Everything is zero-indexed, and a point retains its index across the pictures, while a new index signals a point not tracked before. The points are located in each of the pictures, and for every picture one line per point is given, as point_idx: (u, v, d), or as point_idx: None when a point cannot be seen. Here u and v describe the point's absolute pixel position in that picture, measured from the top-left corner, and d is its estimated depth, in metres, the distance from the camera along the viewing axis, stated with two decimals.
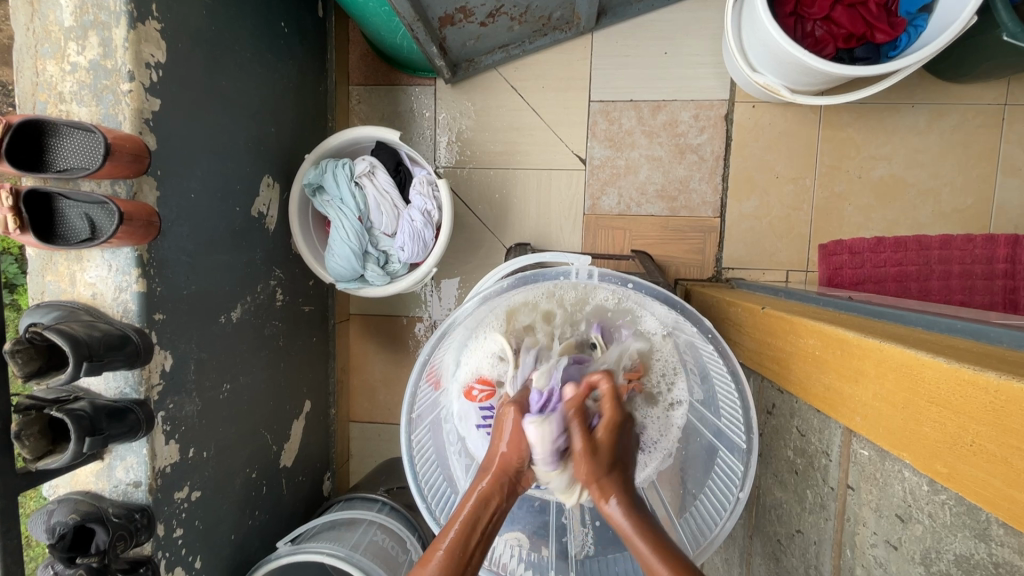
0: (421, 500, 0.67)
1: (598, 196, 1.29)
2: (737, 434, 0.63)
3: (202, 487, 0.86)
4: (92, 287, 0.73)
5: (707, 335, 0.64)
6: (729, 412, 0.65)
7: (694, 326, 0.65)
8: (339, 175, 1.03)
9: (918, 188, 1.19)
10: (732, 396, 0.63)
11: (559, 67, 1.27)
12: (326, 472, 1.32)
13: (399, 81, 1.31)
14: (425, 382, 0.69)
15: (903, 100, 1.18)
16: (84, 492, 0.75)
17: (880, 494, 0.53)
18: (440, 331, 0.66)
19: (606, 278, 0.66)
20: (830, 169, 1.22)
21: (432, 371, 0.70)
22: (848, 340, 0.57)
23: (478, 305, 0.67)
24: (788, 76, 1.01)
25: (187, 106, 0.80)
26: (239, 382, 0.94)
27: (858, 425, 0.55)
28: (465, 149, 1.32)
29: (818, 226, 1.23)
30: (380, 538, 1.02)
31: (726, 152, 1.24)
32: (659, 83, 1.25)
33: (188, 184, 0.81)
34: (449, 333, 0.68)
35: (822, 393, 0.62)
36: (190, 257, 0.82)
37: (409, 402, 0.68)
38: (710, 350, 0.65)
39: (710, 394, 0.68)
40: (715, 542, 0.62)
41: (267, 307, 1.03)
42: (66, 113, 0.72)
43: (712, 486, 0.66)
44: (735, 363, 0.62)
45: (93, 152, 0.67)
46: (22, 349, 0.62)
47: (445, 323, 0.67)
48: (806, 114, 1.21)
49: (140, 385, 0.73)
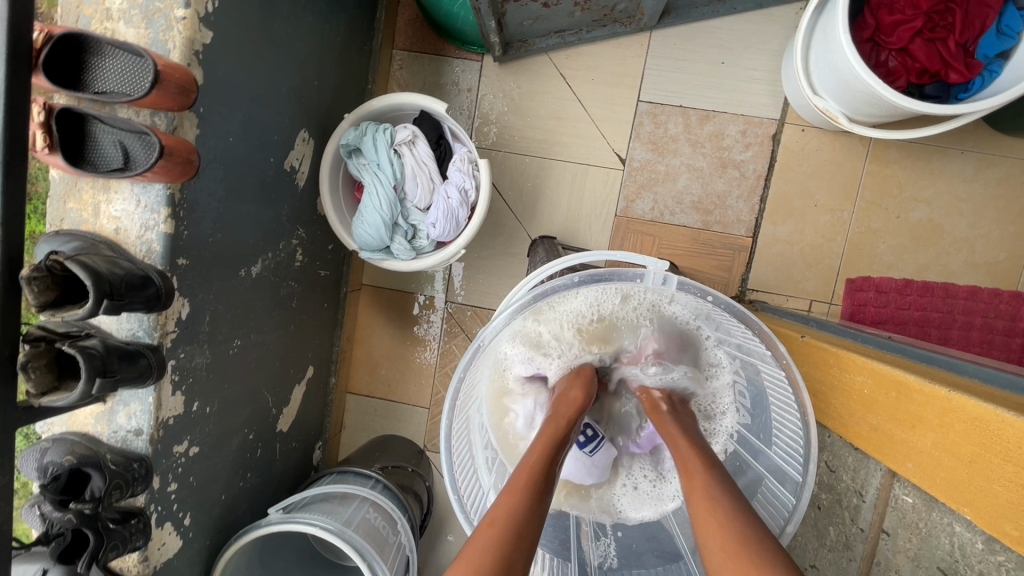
0: (452, 496, 0.64)
1: (632, 199, 1.26)
2: (794, 466, 0.61)
3: (201, 443, 0.82)
4: (116, 221, 0.69)
5: (780, 361, 0.60)
6: (785, 443, 0.63)
7: (767, 348, 0.61)
8: (379, 140, 0.99)
9: (954, 236, 1.18)
10: (795, 426, 0.61)
11: (612, 62, 1.23)
12: (318, 441, 1.29)
13: (446, 52, 1.27)
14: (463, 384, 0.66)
15: (953, 145, 1.17)
16: (80, 434, 0.71)
17: (921, 544, 0.52)
18: (482, 336, 0.63)
19: (684, 287, 0.62)
20: (870, 204, 1.20)
21: (470, 374, 0.66)
22: (907, 383, 0.55)
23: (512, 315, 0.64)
24: (851, 105, 0.98)
25: (238, 43, 0.76)
26: (249, 339, 0.91)
27: (908, 472, 0.53)
28: (504, 131, 1.28)
29: (848, 260, 1.22)
30: (371, 516, 0.99)
31: (768, 172, 1.22)
32: (711, 92, 1.22)
33: (227, 126, 0.77)
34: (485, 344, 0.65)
35: (867, 432, 0.60)
36: (219, 203, 0.78)
37: (448, 405, 0.64)
38: (778, 375, 0.62)
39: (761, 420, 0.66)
40: None
41: (285, 266, 0.99)
42: (111, 31, 0.66)
43: (752, 514, 0.65)
44: (805, 394, 0.59)
45: (138, 80, 0.62)
46: (39, 277, 0.58)
47: (478, 337, 0.64)
48: (855, 145, 1.19)
49: (154, 330, 0.70)
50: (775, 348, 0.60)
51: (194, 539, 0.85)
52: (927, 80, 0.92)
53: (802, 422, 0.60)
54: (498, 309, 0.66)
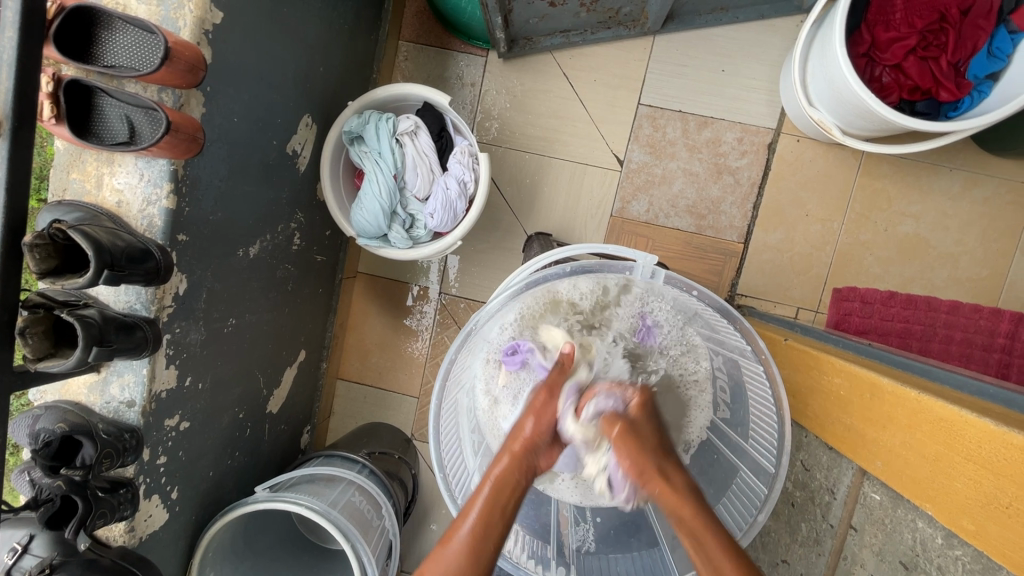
0: (440, 476, 0.67)
1: (628, 201, 1.28)
2: (767, 458, 0.63)
3: (192, 418, 0.83)
4: (118, 194, 0.70)
5: (759, 355, 0.63)
6: (759, 435, 0.66)
7: (747, 342, 0.64)
8: (382, 129, 1.00)
9: (939, 252, 1.21)
10: (770, 420, 0.64)
11: (615, 64, 1.25)
12: (307, 425, 1.30)
13: (452, 46, 1.28)
14: (455, 366, 0.69)
15: (943, 163, 1.20)
16: (73, 402, 0.72)
17: (886, 539, 0.54)
18: (476, 318, 0.66)
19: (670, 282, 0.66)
20: (859, 217, 1.23)
21: (462, 356, 0.69)
22: (880, 384, 0.57)
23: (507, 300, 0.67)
24: (844, 117, 1.01)
25: (246, 25, 0.77)
26: (244, 319, 0.92)
27: (877, 469, 0.55)
28: (505, 127, 1.29)
29: (836, 270, 1.25)
30: (356, 499, 1.01)
31: (762, 180, 1.24)
32: (710, 99, 1.24)
33: (233, 107, 0.78)
34: (477, 329, 0.68)
35: (841, 432, 0.62)
36: (221, 182, 0.79)
37: (440, 384, 0.67)
38: (757, 370, 0.65)
39: (738, 413, 0.69)
40: None
41: (283, 248, 1.00)
42: (123, 6, 0.67)
43: (726, 504, 0.67)
44: (781, 388, 0.62)
45: (149, 56, 0.64)
46: (41, 245, 0.59)
47: (473, 320, 0.67)
48: (848, 158, 1.22)
49: (151, 304, 0.71)
50: (754, 343, 0.63)
51: (180, 513, 0.86)
52: (919, 98, 0.95)
53: (777, 416, 0.63)
54: (494, 294, 0.70)
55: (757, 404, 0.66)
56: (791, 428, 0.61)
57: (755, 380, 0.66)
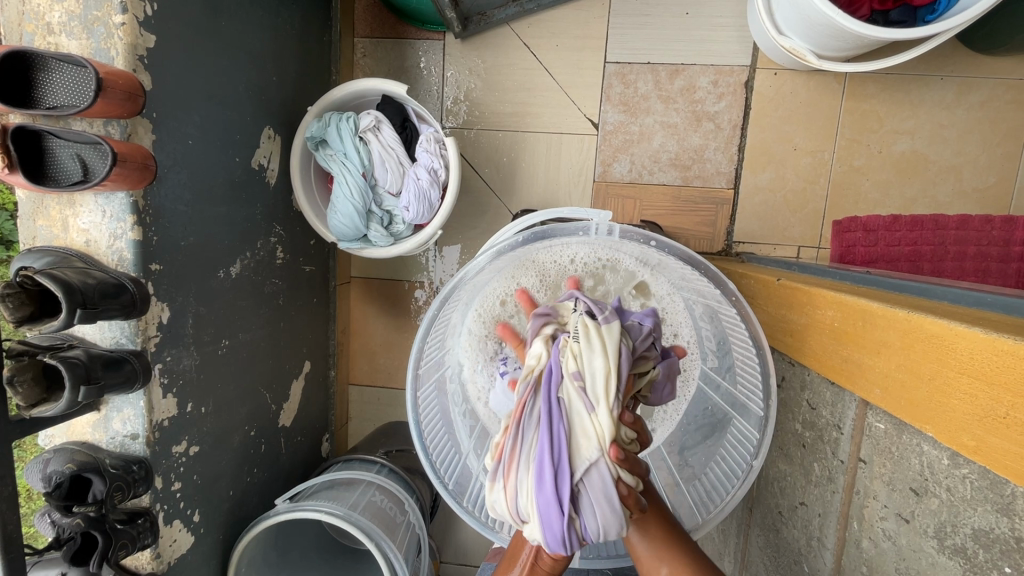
0: (424, 462, 0.64)
1: (609, 163, 1.25)
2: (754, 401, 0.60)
3: (201, 442, 0.85)
4: (85, 234, 0.70)
5: (730, 298, 0.60)
6: (745, 380, 0.62)
7: (717, 288, 0.60)
8: (343, 129, 0.99)
9: (940, 165, 1.15)
10: (751, 361, 0.60)
11: (575, 25, 1.21)
12: (325, 433, 1.31)
13: (407, 34, 1.25)
14: (435, 335, 0.67)
15: (933, 72, 1.14)
16: (80, 442, 0.74)
17: (895, 468, 0.52)
18: (455, 277, 0.63)
19: (626, 235, 0.62)
20: (850, 142, 1.18)
21: (441, 326, 0.67)
22: (872, 310, 0.54)
23: (490, 259, 0.64)
24: (817, 39, 0.96)
25: (185, 45, 0.76)
26: (238, 338, 0.92)
27: (876, 397, 0.53)
28: (473, 109, 1.27)
29: (833, 202, 1.20)
30: (378, 499, 1.02)
31: (744, 121, 1.20)
32: (679, 46, 1.20)
33: (186, 129, 0.77)
34: (456, 293, 0.65)
35: (839, 364, 0.60)
36: (187, 206, 0.78)
37: (417, 355, 0.64)
38: (731, 313, 0.61)
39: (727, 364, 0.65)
40: (724, 511, 0.59)
41: (267, 264, 1.00)
42: (55, 46, 0.67)
43: (722, 455, 0.63)
44: (757, 327, 0.58)
45: (85, 91, 0.63)
46: (13, 293, 0.60)
47: (455, 280, 0.64)
48: (830, 83, 1.17)
49: (136, 336, 0.71)
50: (723, 287, 0.60)
51: (206, 535, 0.88)
52: (891, 6, 0.90)
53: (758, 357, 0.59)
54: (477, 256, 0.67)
55: (741, 348, 0.62)
56: (773, 368, 0.58)
57: (733, 322, 0.61)
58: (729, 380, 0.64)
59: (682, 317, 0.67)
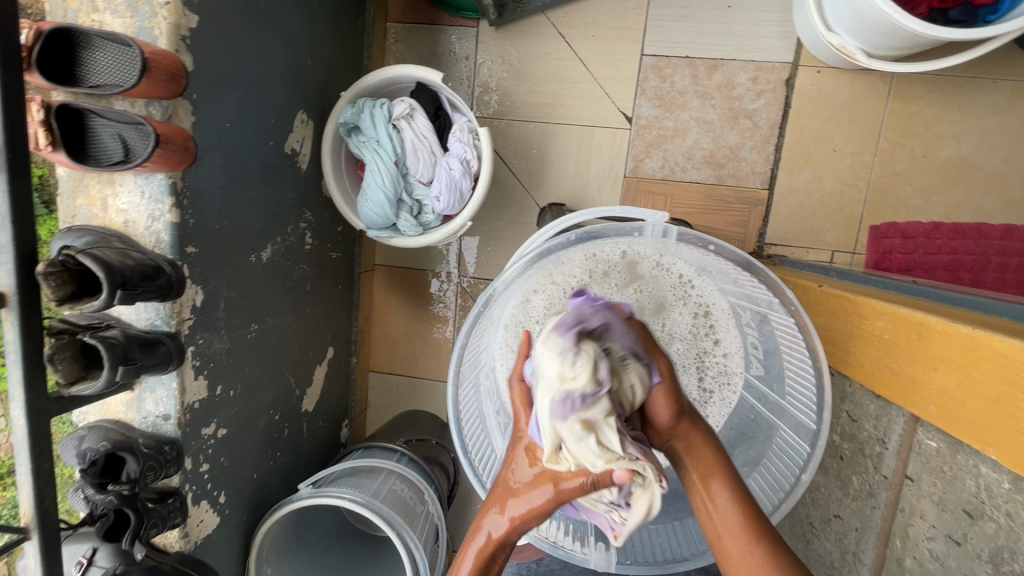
0: (461, 455, 0.65)
1: (641, 158, 1.22)
2: (804, 413, 0.58)
3: (228, 425, 0.85)
4: (124, 214, 0.70)
5: (788, 306, 0.57)
6: (795, 390, 0.59)
7: (773, 294, 0.58)
8: (377, 116, 0.98)
9: (986, 172, 1.11)
10: (805, 372, 0.57)
11: (612, 15, 1.19)
12: (346, 419, 1.32)
13: (441, 20, 1.24)
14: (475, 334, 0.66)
15: (984, 75, 1.09)
16: (113, 421, 0.75)
17: (946, 488, 0.51)
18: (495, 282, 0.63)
19: (684, 238, 0.60)
20: (892, 145, 1.14)
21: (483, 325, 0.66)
22: (929, 324, 0.52)
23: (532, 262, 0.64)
24: (868, 36, 0.92)
25: (226, 26, 0.75)
26: (266, 324, 0.92)
27: (930, 415, 0.51)
28: (504, 99, 1.25)
29: (871, 206, 1.17)
30: (399, 488, 1.02)
31: (783, 120, 1.17)
32: (719, 40, 1.16)
33: (224, 112, 0.76)
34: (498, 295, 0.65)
35: (888, 378, 0.58)
36: (222, 190, 0.78)
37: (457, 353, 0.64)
38: (786, 322, 0.58)
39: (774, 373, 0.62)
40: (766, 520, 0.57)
41: (296, 249, 1.00)
42: (99, 24, 0.66)
43: (766, 467, 0.60)
44: (815, 339, 0.56)
45: (128, 71, 0.63)
46: (55, 272, 0.59)
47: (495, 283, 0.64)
48: (876, 82, 1.13)
49: (171, 318, 0.72)
50: (781, 295, 0.58)
51: (231, 517, 0.89)
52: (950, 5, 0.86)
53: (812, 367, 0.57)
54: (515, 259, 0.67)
55: (792, 358, 0.59)
56: (830, 380, 0.55)
57: (786, 331, 0.59)
58: (776, 390, 0.61)
59: (729, 326, 0.63)
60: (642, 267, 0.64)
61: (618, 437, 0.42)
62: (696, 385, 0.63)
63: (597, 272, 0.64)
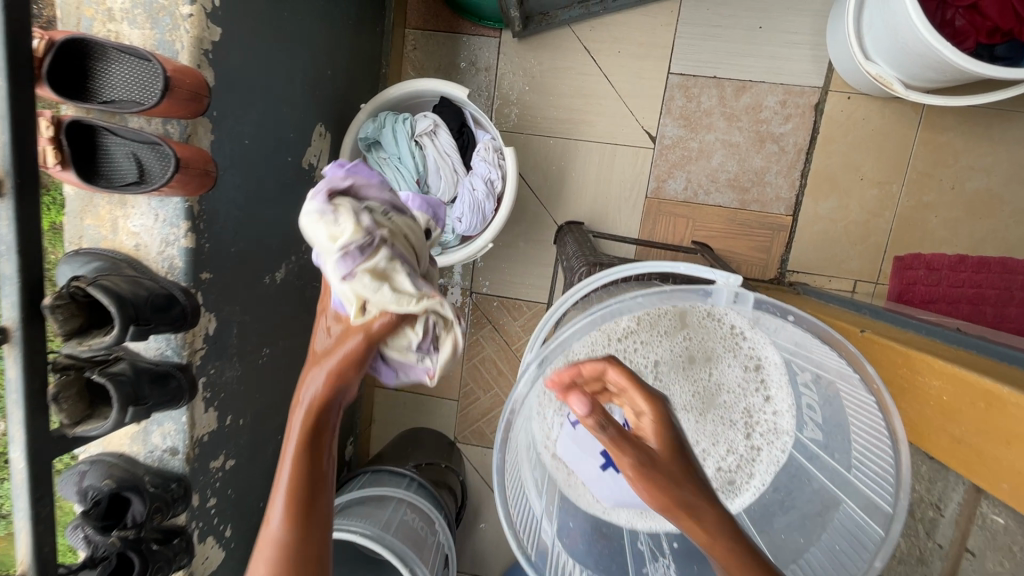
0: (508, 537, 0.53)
1: (663, 179, 1.19)
2: (880, 495, 0.49)
3: (237, 455, 0.81)
4: (136, 237, 0.65)
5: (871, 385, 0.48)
6: (865, 465, 0.51)
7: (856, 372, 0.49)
8: (400, 132, 0.94)
9: (1014, 207, 1.10)
10: (882, 451, 0.49)
11: (640, 31, 1.15)
12: (350, 437, 1.27)
13: (462, 29, 1.19)
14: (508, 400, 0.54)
15: (1017, 108, 1.07)
16: (117, 455, 0.70)
17: (1014, 568, 0.48)
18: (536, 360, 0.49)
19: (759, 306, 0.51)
20: (920, 176, 1.12)
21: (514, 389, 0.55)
22: (1000, 395, 0.50)
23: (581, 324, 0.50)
24: (908, 69, 0.90)
25: (249, 37, 0.70)
26: (277, 347, 0.88)
27: (1002, 491, 0.49)
28: (525, 112, 1.21)
29: (896, 236, 1.15)
30: (410, 518, 0.99)
31: (810, 145, 1.14)
32: (749, 61, 1.13)
33: (243, 129, 0.72)
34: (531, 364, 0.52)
35: (948, 444, 0.56)
36: (239, 211, 0.73)
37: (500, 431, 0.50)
38: (864, 397, 0.49)
39: (835, 442, 0.54)
40: None
41: (309, 267, 0.95)
42: (115, 34, 0.62)
43: (823, 545, 0.53)
44: (899, 421, 0.47)
45: (146, 87, 0.58)
46: (63, 305, 0.55)
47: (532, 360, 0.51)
48: (907, 111, 1.10)
49: (182, 349, 0.67)
50: (863, 372, 0.48)
51: (236, 550, 0.85)
52: (998, 41, 0.83)
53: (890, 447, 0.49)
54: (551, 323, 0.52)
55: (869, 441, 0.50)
56: (912, 472, 0.47)
57: (861, 408, 0.50)
58: (844, 468, 0.53)
59: (781, 383, 0.57)
60: (693, 318, 0.57)
61: (409, 278, 0.40)
62: (741, 440, 0.59)
63: (646, 321, 0.57)
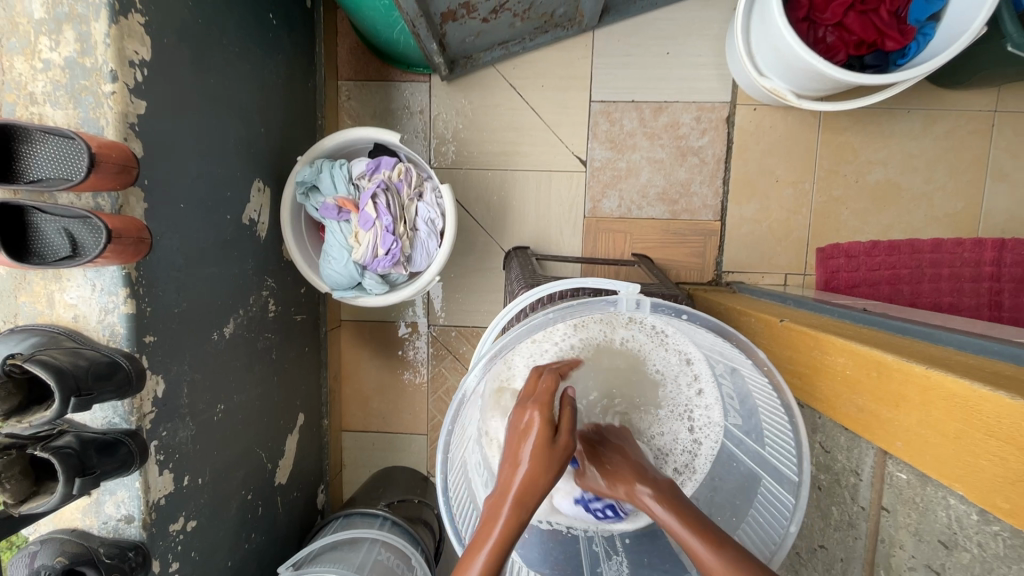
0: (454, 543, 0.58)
1: (598, 199, 1.26)
2: (788, 466, 0.58)
3: (198, 515, 0.80)
4: (73, 309, 0.66)
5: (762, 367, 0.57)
6: (774, 440, 0.60)
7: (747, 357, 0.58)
8: (337, 176, 0.98)
9: (912, 193, 1.21)
10: (783, 429, 0.57)
11: (559, 65, 1.23)
12: (320, 484, 1.26)
13: (392, 76, 1.25)
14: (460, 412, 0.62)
15: (900, 106, 1.19)
16: (69, 530, 0.69)
17: (921, 519, 0.53)
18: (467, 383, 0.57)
19: (657, 308, 0.59)
20: (828, 173, 1.23)
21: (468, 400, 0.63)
22: (885, 362, 0.56)
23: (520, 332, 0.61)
24: (795, 81, 1.00)
25: (175, 106, 0.73)
26: (232, 401, 0.88)
27: (897, 450, 0.54)
28: (461, 149, 1.27)
29: (815, 230, 1.24)
30: (384, 557, 0.98)
31: (727, 155, 1.23)
32: (661, 84, 1.23)
33: (177, 193, 0.74)
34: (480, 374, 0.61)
35: (854, 414, 0.61)
36: (179, 271, 0.75)
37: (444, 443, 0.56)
38: (761, 380, 0.58)
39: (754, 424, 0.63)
40: None
41: (259, 319, 0.97)
42: (39, 116, 0.64)
43: (754, 516, 0.60)
44: (788, 397, 0.56)
45: (70, 166, 0.60)
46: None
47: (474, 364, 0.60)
48: (807, 117, 1.21)
49: (131, 414, 0.68)
50: (753, 356, 0.57)
51: None
52: (865, 52, 0.94)
53: (787, 421, 0.57)
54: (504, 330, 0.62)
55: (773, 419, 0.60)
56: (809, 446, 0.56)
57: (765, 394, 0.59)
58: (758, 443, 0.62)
59: (706, 374, 0.66)
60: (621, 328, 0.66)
61: None
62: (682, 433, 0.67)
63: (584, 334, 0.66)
